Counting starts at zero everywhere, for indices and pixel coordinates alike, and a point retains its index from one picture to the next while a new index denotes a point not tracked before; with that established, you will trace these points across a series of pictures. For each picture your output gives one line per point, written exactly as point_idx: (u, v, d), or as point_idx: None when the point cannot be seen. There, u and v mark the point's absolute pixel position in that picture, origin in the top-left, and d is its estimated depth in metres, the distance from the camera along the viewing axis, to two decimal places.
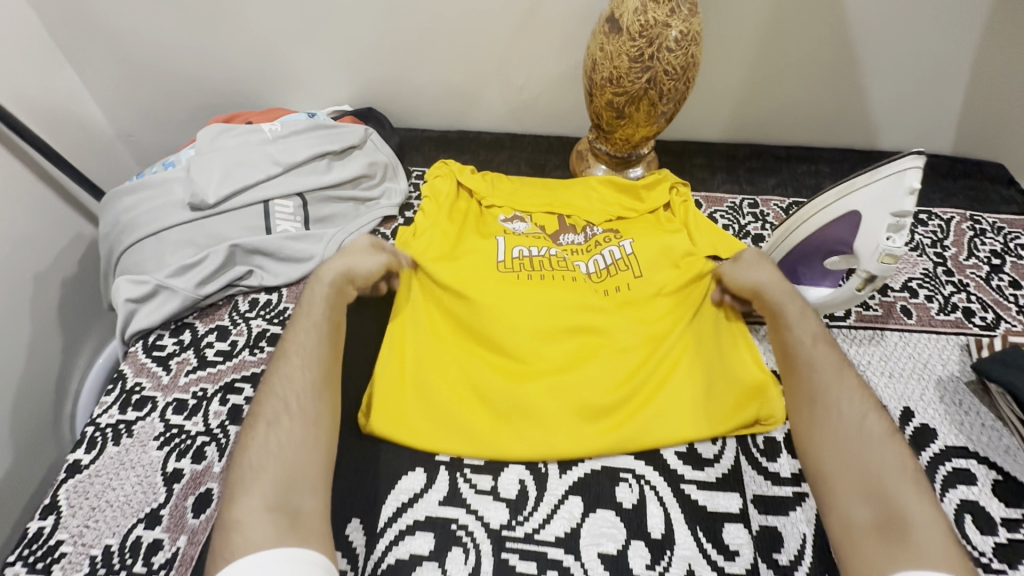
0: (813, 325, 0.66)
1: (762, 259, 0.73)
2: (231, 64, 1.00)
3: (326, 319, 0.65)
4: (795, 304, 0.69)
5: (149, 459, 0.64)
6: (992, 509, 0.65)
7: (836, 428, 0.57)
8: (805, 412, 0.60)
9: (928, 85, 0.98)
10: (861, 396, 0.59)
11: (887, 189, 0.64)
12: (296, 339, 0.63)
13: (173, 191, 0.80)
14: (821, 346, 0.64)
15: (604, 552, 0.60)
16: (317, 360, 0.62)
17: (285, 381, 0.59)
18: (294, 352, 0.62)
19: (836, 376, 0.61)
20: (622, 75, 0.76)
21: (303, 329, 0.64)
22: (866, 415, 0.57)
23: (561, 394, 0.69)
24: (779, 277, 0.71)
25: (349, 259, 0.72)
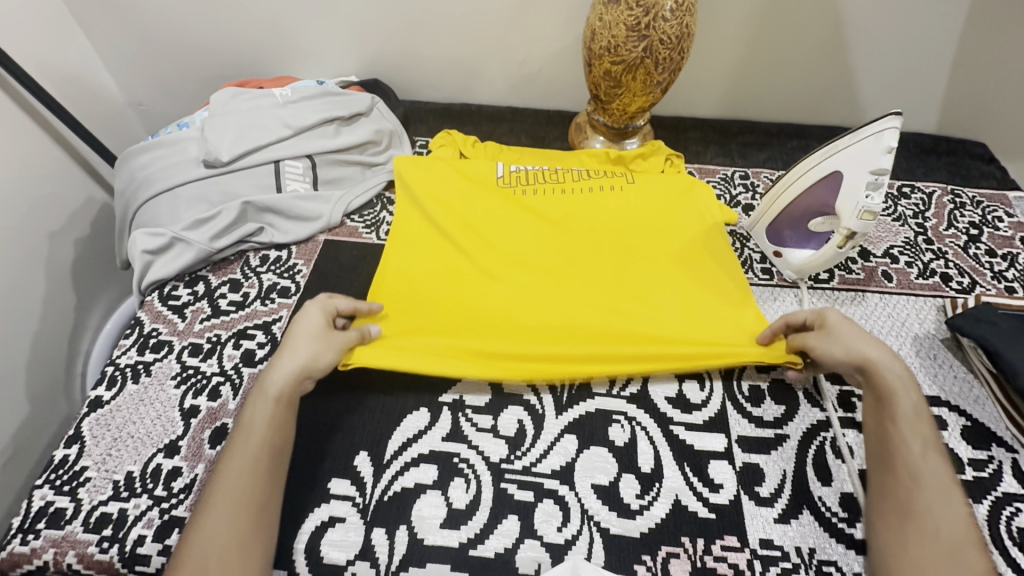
0: (922, 426, 0.59)
1: (848, 332, 0.66)
2: (242, 34, 1.03)
3: (268, 445, 0.58)
4: (910, 401, 0.61)
5: (167, 396, 0.68)
6: (960, 451, 0.69)
7: (931, 553, 0.53)
8: (894, 528, 0.56)
9: (914, 65, 1.03)
10: (964, 526, 0.54)
11: (867, 148, 0.68)
12: (225, 478, 0.55)
13: (187, 150, 0.84)
14: (929, 458, 0.58)
15: (597, 483, 0.64)
16: (246, 509, 0.54)
17: (210, 533, 0.53)
18: (220, 495, 0.55)
19: (942, 496, 0.56)
20: (619, 44, 0.80)
21: (238, 458, 0.57)
22: (968, 546, 0.53)
23: (549, 296, 0.78)
24: (889, 357, 0.63)
25: (301, 355, 0.63)
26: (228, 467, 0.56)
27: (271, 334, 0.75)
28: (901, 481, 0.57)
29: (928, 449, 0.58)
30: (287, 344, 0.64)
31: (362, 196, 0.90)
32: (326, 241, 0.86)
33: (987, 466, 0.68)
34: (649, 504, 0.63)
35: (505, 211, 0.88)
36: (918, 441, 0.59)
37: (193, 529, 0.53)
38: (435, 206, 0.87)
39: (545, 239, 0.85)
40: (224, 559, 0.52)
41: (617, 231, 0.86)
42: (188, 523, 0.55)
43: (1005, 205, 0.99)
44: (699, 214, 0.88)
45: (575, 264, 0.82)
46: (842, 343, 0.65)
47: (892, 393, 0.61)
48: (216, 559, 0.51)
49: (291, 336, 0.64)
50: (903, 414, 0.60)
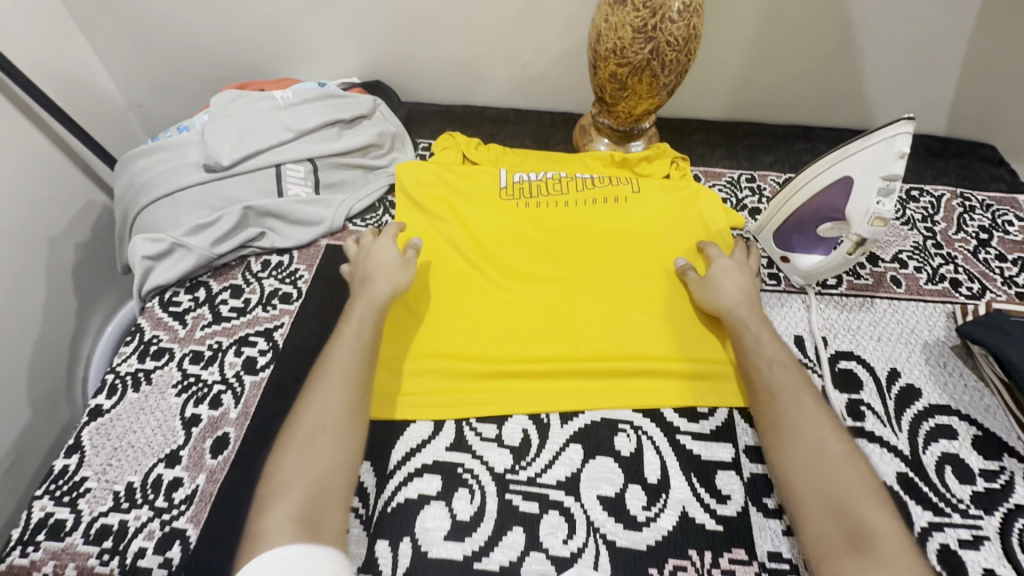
0: (765, 340, 0.70)
1: (718, 275, 0.77)
2: (242, 35, 1.02)
3: (368, 335, 0.68)
4: (757, 325, 0.72)
5: (167, 405, 0.67)
6: (971, 461, 0.68)
7: (802, 448, 0.61)
8: (774, 440, 0.63)
9: (924, 67, 1.01)
10: (820, 417, 0.62)
11: (877, 154, 0.67)
12: (335, 358, 0.65)
13: (188, 154, 0.83)
14: (781, 370, 0.67)
15: (602, 494, 0.63)
16: (356, 382, 0.64)
17: (324, 400, 0.61)
18: (331, 372, 0.64)
19: (792, 396, 0.64)
20: (625, 46, 0.78)
21: (346, 338, 0.67)
22: (826, 434, 0.61)
23: (552, 307, 0.79)
24: (739, 297, 0.74)
25: (387, 275, 0.73)
26: (339, 349, 0.66)
27: (273, 341, 0.74)
28: (763, 394, 0.66)
29: (775, 363, 0.68)
30: (372, 274, 0.74)
31: (364, 199, 0.89)
32: (328, 245, 0.85)
33: (998, 477, 0.67)
34: (656, 515, 0.62)
35: (509, 221, 0.87)
36: (770, 358, 0.68)
37: (304, 401, 0.62)
38: (444, 221, 0.87)
39: (546, 250, 0.85)
40: (335, 422, 0.61)
41: (621, 250, 0.85)
42: (298, 398, 0.63)
43: (1016, 209, 0.97)
44: (702, 222, 0.88)
45: (576, 281, 0.81)
46: (713, 286, 0.76)
47: (739, 326, 0.72)
48: (329, 421, 0.60)
49: (374, 268, 0.74)
50: (755, 338, 0.70)
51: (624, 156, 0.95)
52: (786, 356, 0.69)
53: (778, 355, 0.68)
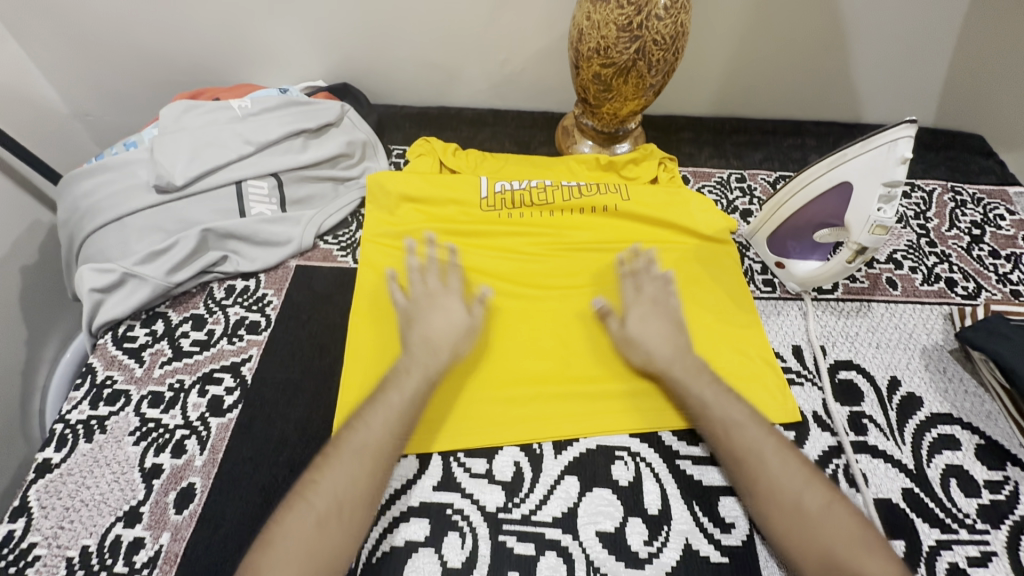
0: (710, 399, 0.64)
1: (643, 328, 0.70)
2: (193, 36, 0.94)
3: (411, 404, 0.61)
4: (697, 380, 0.65)
5: (125, 455, 0.62)
6: (976, 472, 0.66)
7: (784, 513, 0.55)
8: (760, 512, 0.57)
9: (914, 55, 0.98)
10: (789, 469, 0.57)
11: (877, 159, 0.64)
12: (367, 431, 0.58)
13: (137, 174, 0.76)
14: (738, 427, 0.61)
15: (602, 530, 0.60)
16: (382, 458, 0.57)
17: (347, 477, 0.55)
18: (358, 442, 0.57)
19: (755, 457, 0.59)
20: (609, 45, 0.73)
21: (392, 403, 0.60)
22: (802, 488, 0.56)
23: (542, 322, 0.75)
24: (669, 348, 0.68)
25: (450, 339, 0.66)
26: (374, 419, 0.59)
27: (240, 377, 0.68)
28: (728, 462, 0.60)
29: (730, 421, 0.62)
30: (434, 338, 0.66)
31: (335, 215, 0.83)
32: (297, 266, 0.79)
33: (1003, 488, 0.65)
34: (658, 550, 0.59)
35: (494, 232, 0.83)
36: (724, 416, 0.62)
37: (319, 469, 0.55)
38: (427, 230, 0.82)
39: (529, 264, 0.81)
40: (352, 501, 0.54)
41: (612, 262, 0.81)
42: (315, 461, 0.57)
43: (1006, 202, 0.96)
44: (692, 223, 0.85)
45: (569, 292, 0.78)
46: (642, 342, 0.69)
47: (678, 386, 0.66)
48: (346, 503, 0.54)
49: (436, 329, 0.66)
50: (699, 395, 0.64)
51: (610, 159, 0.91)
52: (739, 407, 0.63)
53: (726, 412, 0.62)
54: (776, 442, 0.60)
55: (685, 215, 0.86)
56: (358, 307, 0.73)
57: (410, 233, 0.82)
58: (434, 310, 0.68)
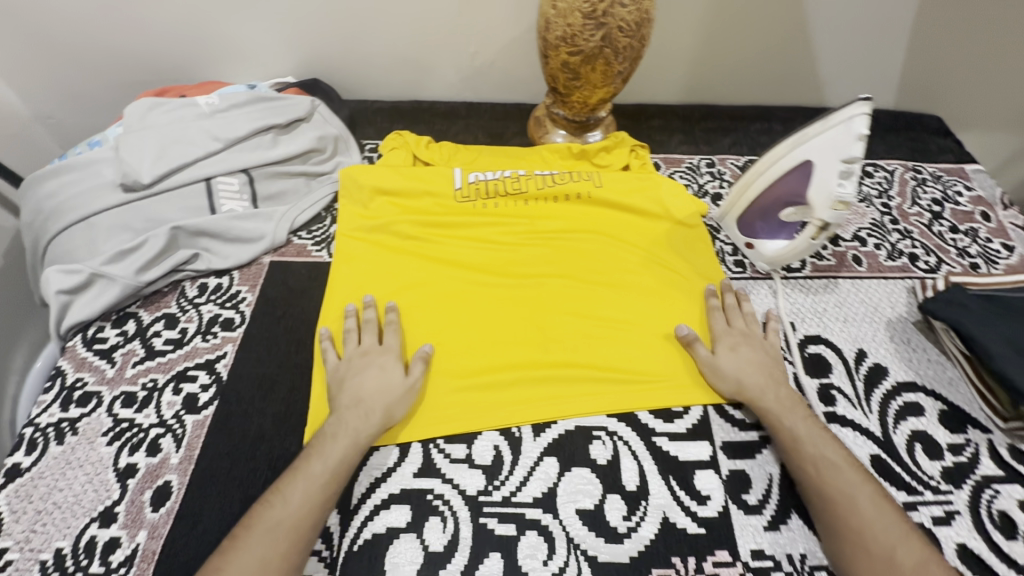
0: (815, 437, 0.62)
1: (731, 361, 0.69)
2: (156, 33, 0.92)
3: (334, 474, 0.58)
4: (792, 415, 0.64)
5: (98, 456, 0.61)
6: (939, 437, 0.69)
7: (874, 564, 0.54)
8: (841, 556, 0.56)
9: (874, 38, 1.01)
10: (887, 521, 0.56)
11: (837, 137, 0.66)
12: (285, 504, 0.55)
13: (102, 173, 0.75)
14: (834, 470, 0.59)
15: (581, 508, 0.61)
16: (299, 532, 0.54)
17: (256, 555, 0.52)
18: (274, 519, 0.54)
19: (851, 501, 0.57)
20: (575, 33, 0.74)
21: (324, 457, 0.58)
22: (897, 544, 0.55)
23: (508, 313, 0.75)
24: (762, 378, 0.67)
25: (384, 403, 0.63)
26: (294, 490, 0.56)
27: (215, 374, 0.68)
28: (816, 500, 0.59)
29: (824, 460, 0.60)
30: (366, 399, 0.63)
31: (309, 210, 0.83)
32: (271, 262, 0.79)
33: (965, 450, 0.68)
34: (637, 525, 0.60)
35: (465, 224, 0.84)
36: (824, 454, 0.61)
37: (229, 549, 0.53)
38: (401, 223, 0.82)
39: (497, 256, 0.81)
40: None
41: (586, 250, 0.83)
42: (224, 542, 0.54)
43: (964, 179, 0.99)
44: (661, 209, 0.86)
45: (543, 280, 0.79)
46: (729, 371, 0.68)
47: (771, 417, 0.65)
48: None
49: (369, 389, 0.63)
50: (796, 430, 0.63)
51: (582, 148, 0.92)
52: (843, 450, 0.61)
53: (825, 450, 0.61)
54: (876, 492, 0.58)
55: (655, 201, 0.87)
56: (333, 302, 0.74)
57: (379, 228, 0.82)
58: (369, 371, 0.65)
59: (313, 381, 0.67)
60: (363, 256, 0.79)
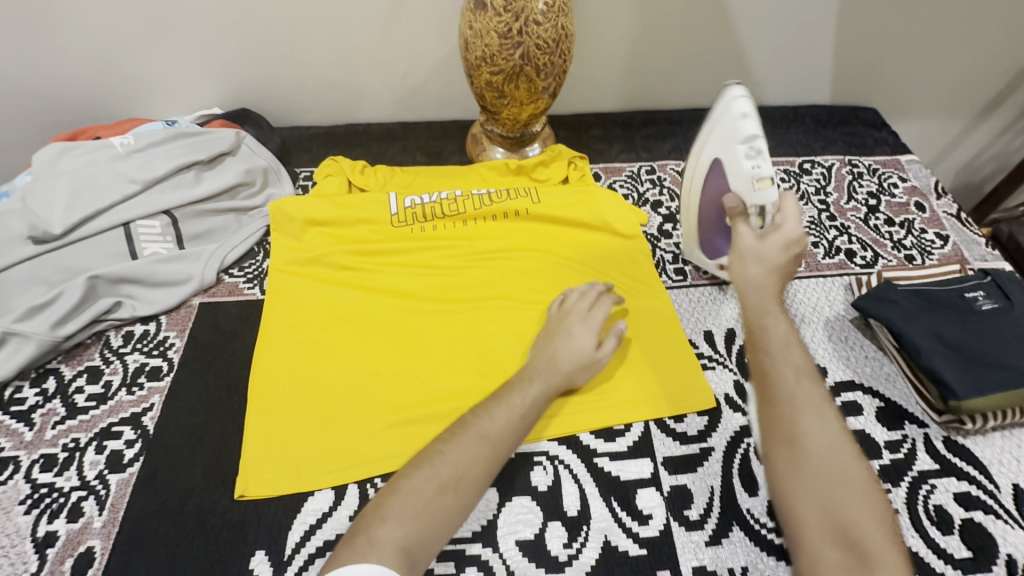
0: (795, 349, 0.57)
1: (773, 249, 0.62)
2: (70, 73, 0.89)
3: (530, 413, 0.62)
4: (782, 325, 0.58)
5: (15, 526, 0.58)
6: (877, 435, 0.69)
7: (821, 476, 0.50)
8: (783, 459, 0.52)
9: (801, 37, 1.02)
10: (843, 442, 0.52)
11: (727, 124, 0.69)
12: (490, 418, 0.59)
13: (11, 225, 0.72)
14: (811, 379, 0.55)
15: (522, 539, 0.60)
16: (498, 449, 0.57)
17: (465, 455, 0.56)
18: (485, 426, 0.58)
19: (816, 414, 0.53)
20: (495, 53, 0.74)
21: (514, 403, 0.61)
22: (848, 462, 0.51)
23: (447, 340, 0.74)
24: (768, 275, 0.61)
25: (571, 365, 0.67)
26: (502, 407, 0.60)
27: (141, 429, 0.65)
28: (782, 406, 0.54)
29: (802, 368, 0.56)
30: (559, 357, 0.67)
31: (239, 246, 0.81)
32: (201, 304, 0.76)
33: (902, 446, 0.69)
34: (578, 551, 0.59)
35: (404, 249, 0.82)
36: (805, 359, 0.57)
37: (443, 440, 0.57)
38: (335, 254, 0.81)
39: (436, 281, 0.80)
40: (472, 476, 0.55)
41: (525, 269, 0.82)
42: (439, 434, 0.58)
43: (899, 171, 1.01)
44: (600, 223, 0.86)
45: (483, 303, 0.78)
46: (756, 266, 0.62)
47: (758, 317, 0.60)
48: (465, 479, 0.55)
49: (563, 351, 0.68)
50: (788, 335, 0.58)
51: (519, 163, 0.91)
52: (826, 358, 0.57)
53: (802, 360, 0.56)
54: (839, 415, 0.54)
55: (593, 215, 0.87)
56: (265, 340, 0.73)
57: (311, 261, 0.80)
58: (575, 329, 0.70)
59: (247, 427, 0.66)
60: (295, 292, 0.77)
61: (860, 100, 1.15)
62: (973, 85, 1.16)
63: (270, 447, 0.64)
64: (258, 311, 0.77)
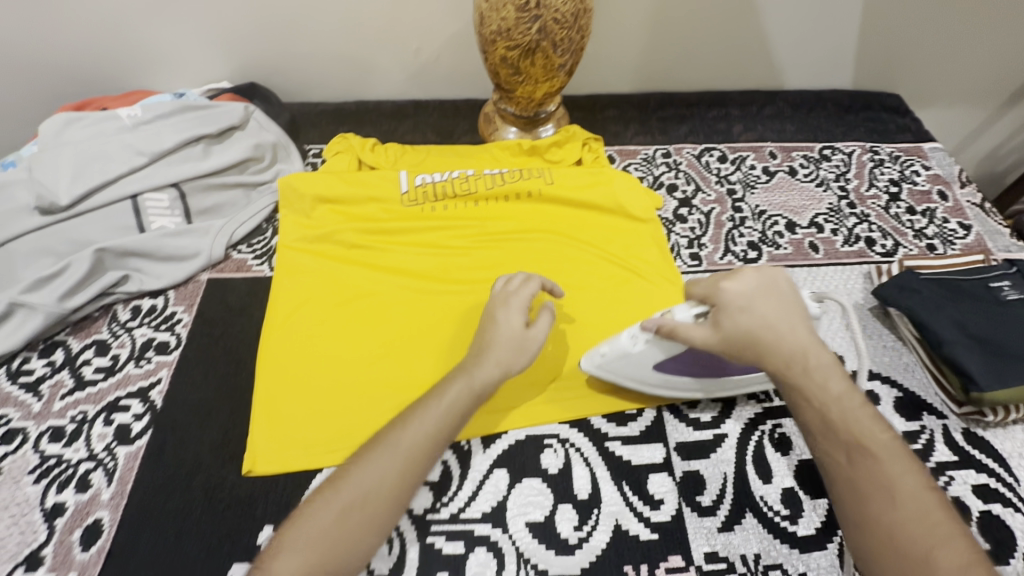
0: (859, 411, 0.53)
1: (727, 326, 0.57)
2: (78, 42, 0.88)
3: (454, 419, 0.56)
4: (831, 386, 0.55)
5: (23, 496, 0.58)
6: (894, 425, 0.68)
7: (906, 554, 0.46)
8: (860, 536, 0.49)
9: (824, 19, 0.99)
10: (934, 516, 0.47)
11: (620, 364, 0.64)
12: (406, 431, 0.54)
13: (18, 195, 0.71)
14: (869, 454, 0.50)
15: (532, 520, 0.59)
16: (409, 462, 0.53)
17: (370, 472, 0.52)
18: (394, 442, 0.54)
19: (888, 487, 0.49)
20: (511, 27, 0.72)
21: (430, 408, 0.56)
22: (935, 539, 0.46)
23: (457, 320, 0.73)
24: (742, 346, 0.57)
25: (496, 344, 0.61)
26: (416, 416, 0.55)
27: (149, 402, 0.65)
28: (846, 482, 0.50)
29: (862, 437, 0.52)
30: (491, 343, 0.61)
31: (248, 222, 0.79)
32: (209, 279, 0.75)
33: (920, 437, 0.67)
34: (589, 534, 0.59)
35: (415, 229, 0.81)
36: (850, 430, 0.52)
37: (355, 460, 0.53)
38: (345, 231, 0.79)
39: (448, 261, 0.79)
40: (380, 495, 0.51)
41: (537, 250, 0.80)
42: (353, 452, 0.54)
43: (922, 158, 0.98)
44: (615, 204, 0.84)
45: (494, 284, 0.77)
46: (735, 341, 0.57)
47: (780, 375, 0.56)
48: (370, 499, 0.51)
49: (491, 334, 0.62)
50: (821, 410, 0.54)
51: (532, 144, 0.90)
52: (873, 417, 0.53)
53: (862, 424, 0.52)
54: (925, 484, 0.49)
55: (606, 195, 0.85)
56: (274, 317, 0.72)
57: (321, 238, 0.79)
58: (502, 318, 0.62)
59: (255, 403, 0.65)
60: (304, 269, 0.76)
61: (883, 86, 1.12)
62: (1000, 72, 1.12)
63: (280, 423, 0.63)
64: (266, 287, 0.76)
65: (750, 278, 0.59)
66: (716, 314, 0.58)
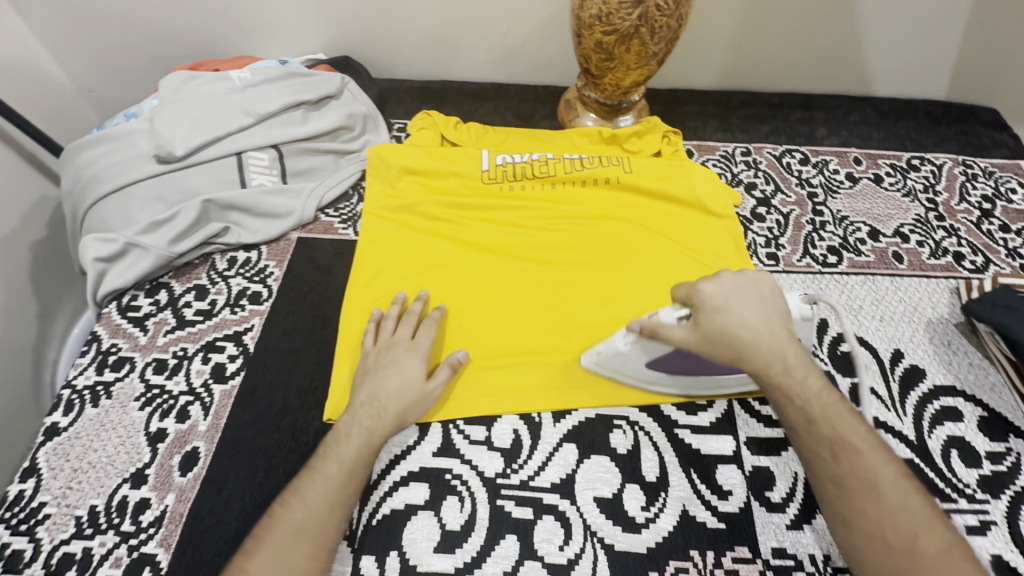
0: (837, 408, 0.54)
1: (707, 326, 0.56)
2: (193, 7, 0.93)
3: (353, 472, 0.55)
4: (810, 389, 0.55)
5: (130, 419, 0.63)
6: (977, 444, 0.66)
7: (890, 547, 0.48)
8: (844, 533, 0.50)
9: (925, 24, 0.96)
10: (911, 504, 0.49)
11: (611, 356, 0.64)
12: (295, 508, 0.52)
13: (137, 144, 0.77)
14: (850, 448, 0.52)
15: (600, 496, 0.60)
16: (312, 535, 0.51)
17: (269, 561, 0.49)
18: (287, 523, 0.51)
19: (869, 483, 0.50)
20: (611, 12, 0.72)
21: (329, 472, 0.54)
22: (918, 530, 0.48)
23: (530, 296, 0.75)
24: (719, 345, 0.56)
25: (398, 407, 0.60)
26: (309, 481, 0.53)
27: (242, 346, 0.69)
28: (829, 481, 0.52)
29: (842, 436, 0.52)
30: (379, 397, 0.60)
31: (336, 187, 0.83)
32: (299, 238, 0.79)
33: (1005, 459, 0.65)
34: (656, 515, 0.59)
35: (493, 207, 0.83)
36: (831, 426, 0.53)
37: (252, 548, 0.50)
38: (426, 203, 0.82)
39: (521, 239, 0.80)
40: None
41: (609, 236, 0.81)
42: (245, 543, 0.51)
43: (1018, 175, 0.94)
44: (692, 198, 0.83)
45: (565, 266, 0.78)
46: (715, 342, 0.56)
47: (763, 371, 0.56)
48: None
49: (388, 389, 0.60)
50: (803, 407, 0.55)
51: (613, 133, 0.90)
52: (849, 411, 0.54)
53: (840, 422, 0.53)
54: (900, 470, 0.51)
55: (684, 189, 0.84)
56: (358, 279, 0.75)
57: (403, 209, 0.81)
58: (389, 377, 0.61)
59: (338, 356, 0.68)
60: (385, 236, 0.79)
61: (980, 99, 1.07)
62: None
63: None
64: (351, 250, 0.79)
65: (724, 278, 0.59)
66: (695, 316, 0.57)
